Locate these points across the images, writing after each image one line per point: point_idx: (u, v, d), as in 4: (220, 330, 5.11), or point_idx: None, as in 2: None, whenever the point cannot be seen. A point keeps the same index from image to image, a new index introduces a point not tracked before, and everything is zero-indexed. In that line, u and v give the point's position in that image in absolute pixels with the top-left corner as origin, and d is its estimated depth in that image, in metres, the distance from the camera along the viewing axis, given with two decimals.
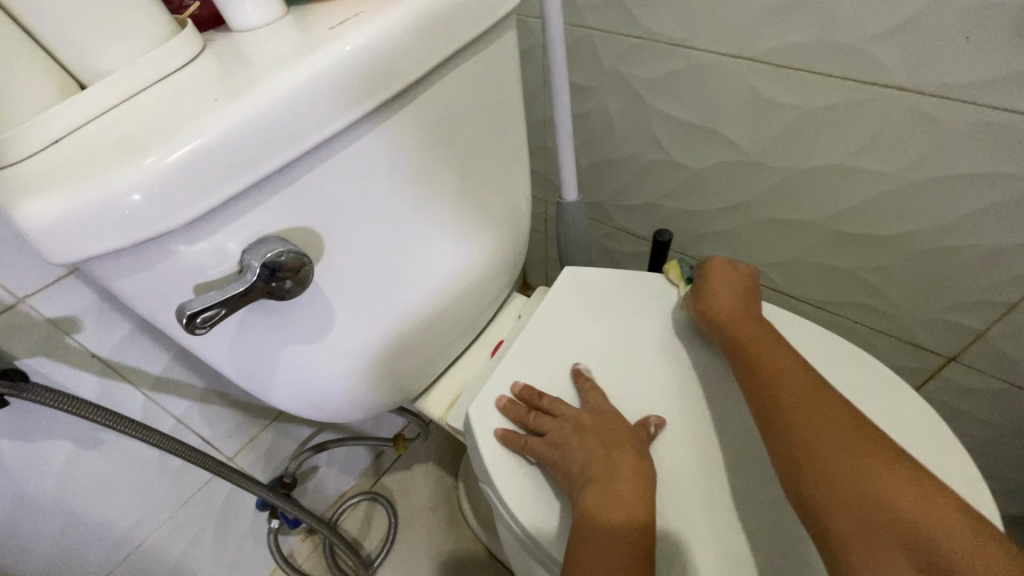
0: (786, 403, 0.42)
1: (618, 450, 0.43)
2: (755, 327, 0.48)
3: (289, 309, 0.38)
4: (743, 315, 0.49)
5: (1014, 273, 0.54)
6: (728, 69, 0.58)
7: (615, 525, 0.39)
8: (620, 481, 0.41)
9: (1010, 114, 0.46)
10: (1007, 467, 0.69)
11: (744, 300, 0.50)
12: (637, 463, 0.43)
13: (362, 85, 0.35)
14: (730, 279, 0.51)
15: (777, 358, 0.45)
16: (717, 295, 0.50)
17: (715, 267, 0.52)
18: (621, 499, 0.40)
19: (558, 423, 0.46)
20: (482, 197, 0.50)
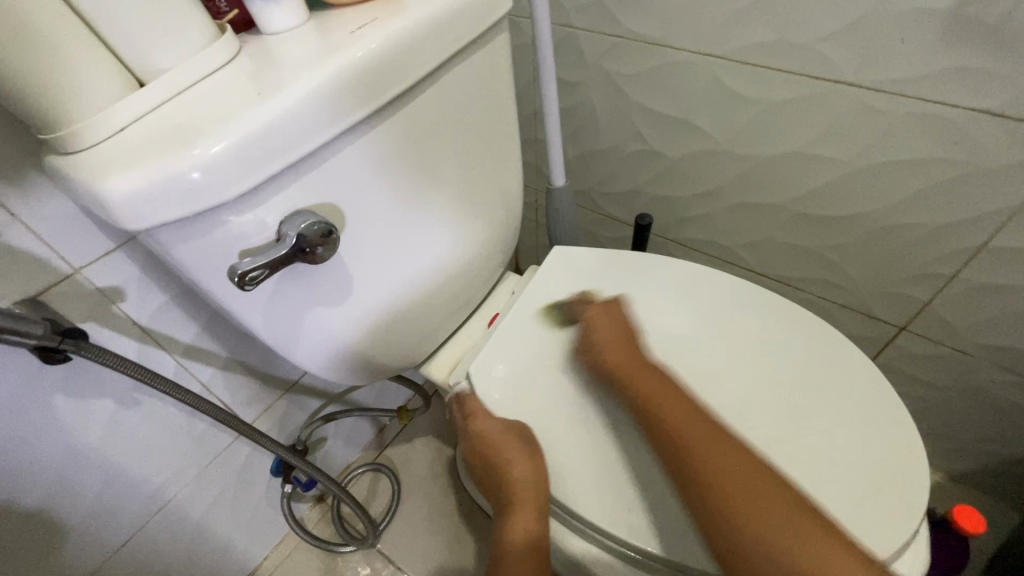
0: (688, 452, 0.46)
1: (513, 464, 0.49)
2: (647, 374, 0.51)
3: (315, 275, 0.44)
4: (631, 362, 0.52)
5: (950, 248, 0.60)
6: (700, 67, 0.64)
7: (514, 535, 0.49)
8: (518, 495, 0.49)
9: (941, 106, 0.52)
10: (955, 428, 0.76)
11: (628, 347, 0.54)
12: (527, 476, 0.49)
13: (376, 81, 0.40)
14: (610, 326, 0.55)
15: (679, 404, 0.49)
16: (607, 345, 0.54)
17: (594, 313, 0.56)
18: (518, 513, 0.49)
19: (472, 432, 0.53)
20: (479, 181, 0.56)
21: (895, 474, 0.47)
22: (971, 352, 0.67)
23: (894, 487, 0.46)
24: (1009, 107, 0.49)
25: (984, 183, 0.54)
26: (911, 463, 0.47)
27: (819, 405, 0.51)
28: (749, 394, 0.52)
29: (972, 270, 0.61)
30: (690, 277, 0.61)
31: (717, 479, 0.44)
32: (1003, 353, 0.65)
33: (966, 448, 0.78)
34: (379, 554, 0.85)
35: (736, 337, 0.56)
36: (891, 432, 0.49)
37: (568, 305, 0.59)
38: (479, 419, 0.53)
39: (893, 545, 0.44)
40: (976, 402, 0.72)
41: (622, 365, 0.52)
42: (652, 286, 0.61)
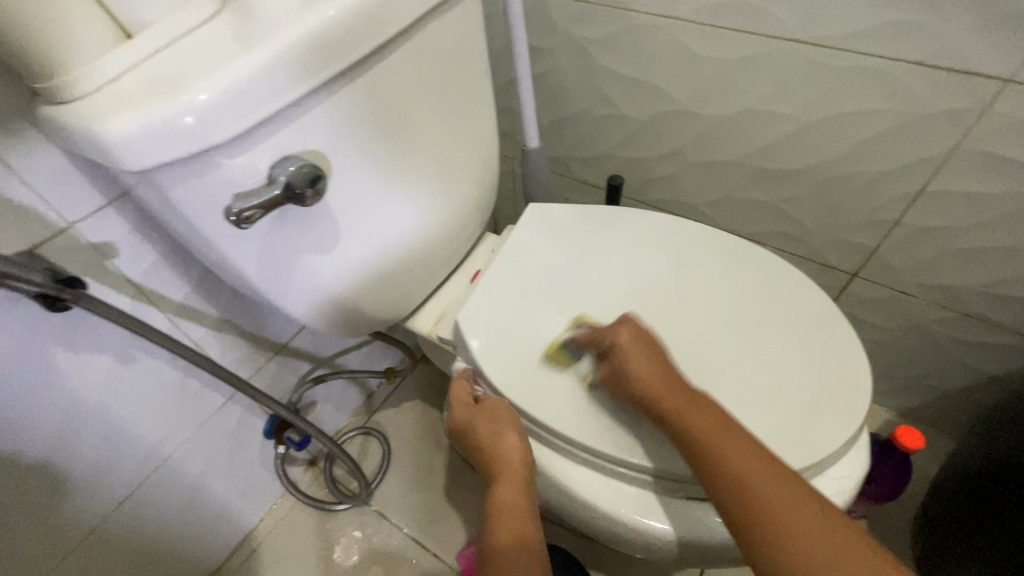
0: (737, 487, 0.41)
1: (499, 436, 0.52)
2: (687, 402, 0.46)
3: (304, 221, 0.46)
4: (668, 391, 0.47)
5: (894, 194, 0.66)
6: (663, 28, 0.68)
7: (503, 515, 0.49)
8: (502, 465, 0.51)
9: (879, 59, 0.57)
10: (904, 367, 0.83)
11: (671, 372, 0.49)
12: (514, 446, 0.51)
13: (354, 33, 0.42)
14: (644, 353, 0.50)
15: (724, 435, 0.43)
16: (637, 371, 0.49)
17: (624, 339, 0.51)
18: (505, 497, 0.49)
19: (456, 413, 0.55)
20: (456, 138, 0.58)
21: (842, 389, 0.52)
22: (915, 293, 0.73)
23: (842, 400, 0.51)
24: (937, 59, 0.54)
25: (921, 131, 0.59)
26: (856, 379, 0.52)
27: (775, 335, 0.56)
28: (710, 326, 0.57)
29: (913, 214, 0.66)
30: (658, 227, 0.65)
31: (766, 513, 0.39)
32: (943, 292, 0.71)
33: (914, 385, 0.84)
34: (372, 510, 0.88)
35: (700, 278, 0.61)
36: (839, 354, 0.54)
37: (576, 340, 0.56)
38: (462, 399, 0.56)
39: (835, 444, 0.49)
40: (921, 341, 0.78)
41: (662, 394, 0.47)
42: (623, 236, 0.65)
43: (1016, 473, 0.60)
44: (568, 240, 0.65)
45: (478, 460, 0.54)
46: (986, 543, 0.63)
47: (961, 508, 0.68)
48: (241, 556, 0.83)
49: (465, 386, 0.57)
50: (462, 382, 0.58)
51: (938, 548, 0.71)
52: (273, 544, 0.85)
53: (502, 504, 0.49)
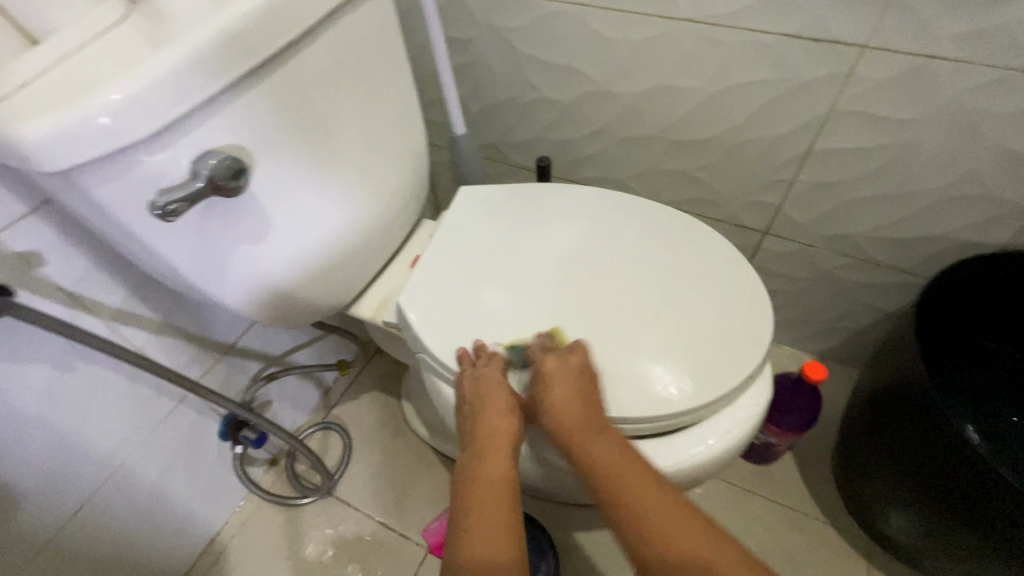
0: (631, 513, 0.49)
1: (497, 415, 0.55)
2: (595, 440, 0.52)
3: (236, 213, 0.49)
4: (583, 427, 0.53)
5: (787, 154, 0.73)
6: (571, 14, 0.72)
7: (484, 483, 0.53)
8: (489, 442, 0.54)
9: (759, 33, 0.63)
10: (817, 312, 0.92)
11: (586, 408, 0.54)
12: (507, 424, 0.55)
13: (266, 31, 0.44)
14: (566, 388, 0.54)
15: (629, 470, 0.51)
16: (559, 404, 0.54)
17: (548, 369, 0.55)
18: (488, 470, 0.53)
19: (468, 389, 0.56)
20: (381, 128, 0.61)
21: (751, 324, 0.58)
22: (816, 243, 0.81)
23: (751, 333, 0.58)
24: (806, 31, 0.61)
25: (802, 96, 0.66)
26: (760, 314, 0.59)
27: (691, 285, 0.62)
28: (631, 284, 0.62)
29: (806, 172, 0.74)
30: (581, 199, 0.71)
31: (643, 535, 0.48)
32: (841, 241, 0.79)
33: (827, 328, 0.93)
34: (337, 500, 0.90)
35: (622, 241, 0.66)
36: (746, 294, 0.61)
37: (529, 351, 0.58)
38: (489, 373, 0.56)
39: (740, 374, 0.56)
40: (827, 287, 0.87)
41: (571, 431, 0.53)
42: (550, 210, 0.70)
43: (903, 393, 0.68)
44: (499, 218, 0.69)
45: (472, 436, 0.55)
46: (897, 463, 0.69)
47: (864, 435, 0.75)
48: (208, 560, 0.84)
49: (500, 366, 0.57)
50: (499, 364, 0.57)
51: (854, 475, 0.78)
52: (240, 544, 0.85)
53: (485, 484, 0.53)
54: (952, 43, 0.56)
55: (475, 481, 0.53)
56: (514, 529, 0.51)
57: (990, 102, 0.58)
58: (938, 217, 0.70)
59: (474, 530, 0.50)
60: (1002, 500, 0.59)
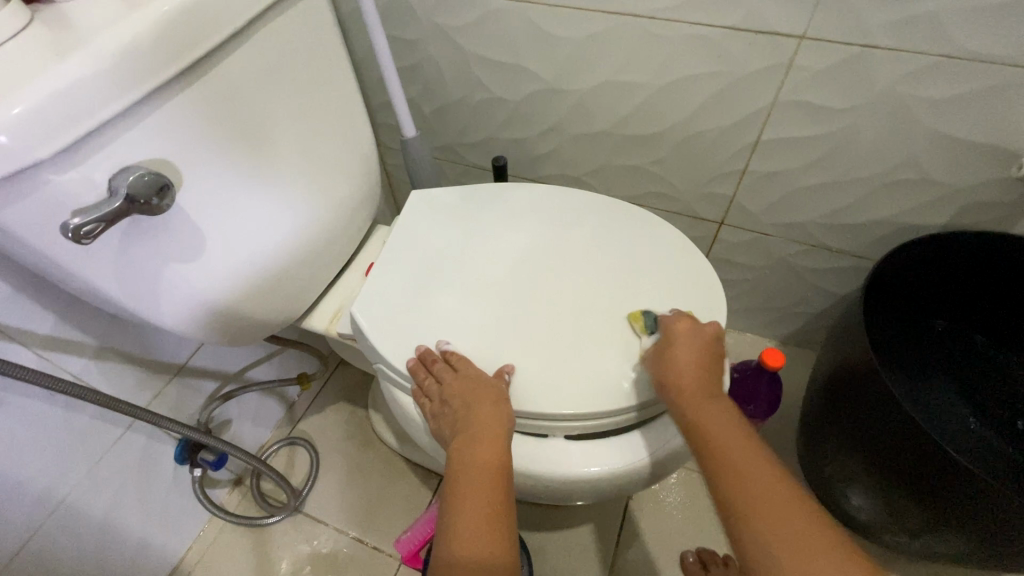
0: (732, 474, 0.44)
1: (484, 403, 0.53)
2: (710, 405, 0.49)
3: (164, 230, 0.47)
4: (698, 390, 0.50)
5: (735, 146, 0.74)
6: (514, 11, 0.71)
7: (473, 471, 0.49)
8: (480, 429, 0.51)
9: (698, 27, 0.64)
10: (775, 299, 0.93)
11: (704, 372, 0.52)
12: (495, 412, 0.52)
13: (177, 40, 0.43)
14: (692, 347, 0.53)
15: (739, 442, 0.46)
16: (674, 362, 0.52)
17: (680, 330, 0.54)
18: (479, 456, 0.50)
19: (450, 384, 0.54)
20: (320, 135, 0.60)
21: (705, 314, 0.59)
22: (769, 232, 0.83)
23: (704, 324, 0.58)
24: (744, 23, 0.61)
25: (744, 89, 0.67)
26: (713, 305, 0.59)
27: (645, 279, 0.62)
28: (585, 281, 0.62)
29: (755, 162, 0.75)
30: (533, 199, 0.70)
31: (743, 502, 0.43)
32: (792, 228, 0.81)
33: (786, 314, 0.95)
34: (306, 517, 0.88)
35: (576, 239, 0.66)
36: (699, 286, 0.61)
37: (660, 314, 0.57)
38: (467, 369, 0.55)
39: None
40: (782, 274, 0.88)
41: (690, 390, 0.50)
42: (504, 210, 0.69)
43: (858, 379, 0.69)
44: (452, 222, 0.68)
45: (458, 432, 0.52)
46: (859, 448, 0.70)
47: (825, 421, 0.76)
48: None
49: (473, 364, 0.56)
50: (472, 361, 0.56)
51: (821, 463, 0.79)
52: (204, 570, 0.82)
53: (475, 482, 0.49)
54: (883, 31, 0.57)
55: (465, 476, 0.49)
56: (506, 527, 0.48)
57: (922, 87, 0.59)
58: (882, 201, 0.71)
59: (467, 523, 0.47)
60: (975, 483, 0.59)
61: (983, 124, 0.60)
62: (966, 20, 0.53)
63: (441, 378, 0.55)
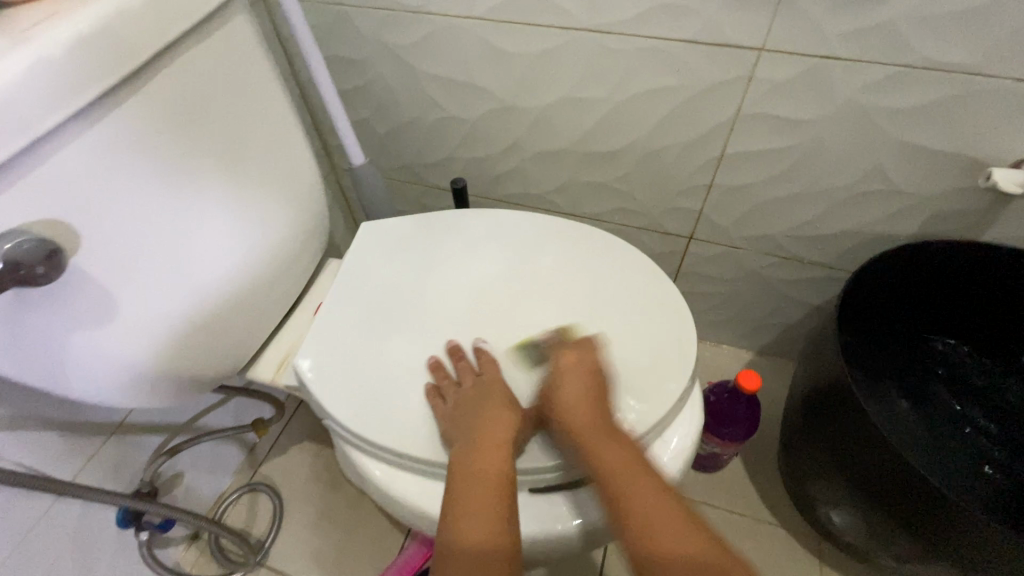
0: (641, 523, 0.44)
1: (507, 404, 0.51)
2: (609, 445, 0.48)
3: (64, 297, 0.42)
4: (603, 424, 0.49)
5: (701, 160, 0.71)
6: (464, 28, 0.67)
7: (485, 465, 0.47)
8: (500, 424, 0.50)
9: (657, 40, 0.60)
10: (749, 310, 0.91)
11: (597, 408, 0.50)
12: (514, 414, 0.51)
13: (52, 91, 0.38)
14: (578, 383, 0.51)
15: (644, 487, 0.46)
16: (574, 402, 0.50)
17: (567, 362, 0.52)
18: (492, 449, 0.48)
19: (473, 385, 0.53)
20: (250, 171, 0.55)
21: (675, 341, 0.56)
22: (740, 245, 0.80)
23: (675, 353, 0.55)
24: (702, 35, 0.58)
25: (707, 102, 0.64)
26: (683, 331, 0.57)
27: (612, 307, 0.58)
28: (550, 314, 0.58)
29: (721, 176, 0.72)
30: (492, 224, 0.66)
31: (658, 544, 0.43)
32: (762, 241, 0.78)
33: (761, 325, 0.93)
34: (270, 570, 0.82)
35: (537, 267, 0.62)
36: (668, 311, 0.58)
37: (546, 347, 0.56)
38: (490, 373, 0.54)
39: (670, 402, 0.52)
40: (756, 286, 0.86)
41: (586, 431, 0.49)
42: (461, 240, 0.65)
43: (838, 398, 0.67)
44: (405, 255, 0.64)
45: (472, 427, 0.50)
46: (842, 470, 0.68)
47: (805, 439, 0.74)
48: None
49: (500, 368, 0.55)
50: (499, 365, 0.55)
51: (803, 479, 0.76)
52: None
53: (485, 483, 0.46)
54: (844, 41, 0.54)
55: (473, 477, 0.46)
56: (511, 517, 0.46)
57: (884, 98, 0.58)
58: (851, 212, 0.70)
59: (474, 516, 0.45)
60: (964, 518, 0.57)
61: (949, 134, 0.58)
62: (928, 29, 0.51)
63: (463, 379, 0.54)
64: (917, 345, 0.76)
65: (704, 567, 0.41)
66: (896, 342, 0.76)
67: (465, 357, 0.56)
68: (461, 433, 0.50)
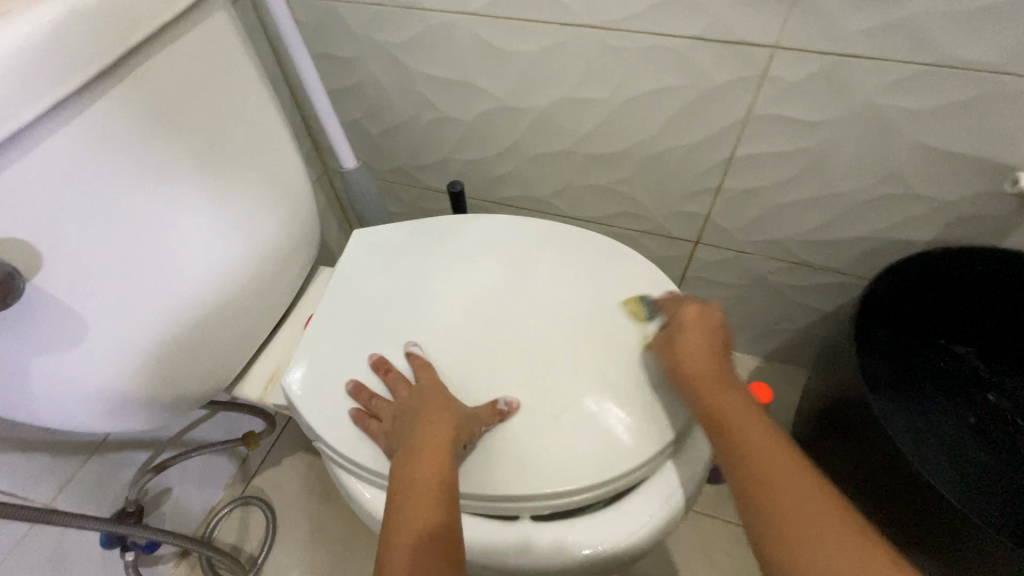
0: (757, 470, 0.42)
1: (437, 406, 0.49)
2: (727, 394, 0.47)
3: (23, 321, 0.39)
4: (712, 380, 0.48)
5: (708, 163, 0.68)
6: (459, 25, 0.64)
7: (418, 470, 0.44)
8: (428, 427, 0.47)
9: (662, 38, 0.57)
10: (757, 316, 0.88)
11: (716, 358, 0.49)
12: (447, 415, 0.48)
13: (7, 99, 0.35)
14: (701, 335, 0.50)
15: (760, 433, 0.44)
16: (692, 354, 0.49)
17: (687, 316, 0.51)
18: (425, 455, 0.45)
19: (404, 397, 0.51)
20: (231, 179, 0.52)
21: None
22: (748, 250, 0.77)
23: None
24: (710, 32, 0.55)
25: (716, 102, 0.61)
26: None
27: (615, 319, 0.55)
28: (550, 330, 0.55)
29: (729, 179, 0.69)
30: (489, 231, 0.63)
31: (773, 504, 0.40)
32: (771, 246, 0.75)
33: (768, 331, 0.90)
34: None
35: (538, 277, 0.59)
36: None
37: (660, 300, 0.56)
38: (423, 378, 0.52)
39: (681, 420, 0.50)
40: (762, 292, 0.83)
41: (699, 381, 0.48)
42: (457, 248, 0.62)
43: (851, 414, 0.64)
44: (399, 264, 0.61)
45: (404, 439, 0.48)
46: (855, 487, 0.65)
47: (818, 454, 0.71)
48: None
49: (436, 374, 0.53)
50: (433, 369, 0.53)
51: None
52: None
53: (422, 485, 0.44)
54: (863, 38, 0.51)
55: (407, 481, 0.44)
56: (454, 516, 0.43)
57: (904, 99, 0.54)
58: (865, 217, 0.66)
59: (412, 514, 0.42)
60: (976, 536, 0.54)
61: (972, 136, 0.55)
62: (953, 26, 0.48)
63: (394, 392, 0.51)
64: (932, 356, 0.73)
65: (823, 531, 0.38)
66: (912, 351, 0.74)
67: (394, 368, 0.53)
68: (398, 449, 0.48)
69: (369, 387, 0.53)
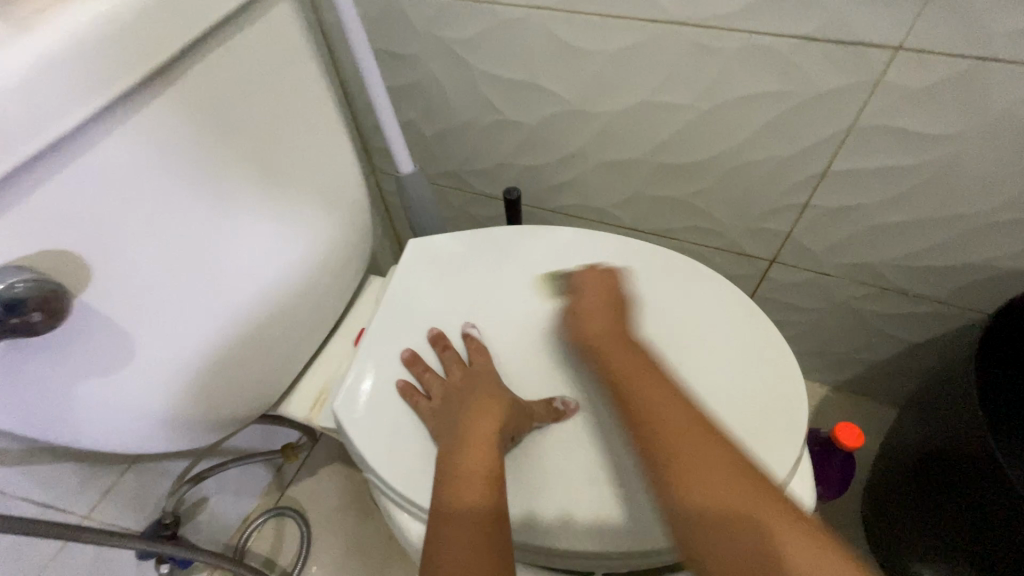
0: (665, 426, 0.39)
1: (490, 387, 0.47)
2: (627, 351, 0.44)
3: (71, 339, 0.36)
4: (613, 340, 0.45)
5: (798, 177, 0.61)
6: (532, 22, 0.59)
7: (467, 446, 0.42)
8: (482, 405, 0.45)
9: (764, 37, 0.51)
10: (833, 343, 0.80)
11: (615, 319, 0.47)
12: (501, 396, 0.46)
13: (58, 98, 0.32)
14: (598, 297, 0.48)
15: (657, 388, 0.41)
16: (585, 315, 0.47)
17: (591, 279, 0.49)
18: (477, 433, 0.43)
19: (458, 377, 0.49)
20: (288, 185, 0.48)
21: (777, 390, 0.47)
22: (831, 272, 0.70)
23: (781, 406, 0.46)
24: (824, 31, 0.48)
25: (820, 109, 0.54)
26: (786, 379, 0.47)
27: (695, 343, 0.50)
28: None
29: (821, 195, 0.62)
30: (557, 245, 0.57)
31: (686, 464, 0.36)
32: (860, 270, 0.68)
33: (844, 361, 0.83)
34: None
35: None
36: (764, 355, 0.49)
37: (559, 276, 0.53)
38: (478, 362, 0.50)
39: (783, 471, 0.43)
40: (843, 319, 0.76)
41: (601, 336, 0.45)
42: (522, 263, 0.56)
43: (973, 472, 0.56)
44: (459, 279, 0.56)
45: (455, 416, 0.45)
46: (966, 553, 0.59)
47: (920, 509, 0.64)
48: None
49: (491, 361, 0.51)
50: (488, 354, 0.51)
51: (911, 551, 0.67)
52: None
53: (467, 468, 0.41)
54: (1011, 41, 0.44)
55: (456, 459, 0.42)
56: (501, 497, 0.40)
57: None
58: (980, 242, 0.59)
59: (458, 489, 0.40)
60: None
61: None
62: None
63: (448, 371, 0.50)
64: None
65: (727, 491, 0.35)
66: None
67: (452, 347, 0.52)
68: (446, 432, 0.45)
69: (424, 359, 0.52)
